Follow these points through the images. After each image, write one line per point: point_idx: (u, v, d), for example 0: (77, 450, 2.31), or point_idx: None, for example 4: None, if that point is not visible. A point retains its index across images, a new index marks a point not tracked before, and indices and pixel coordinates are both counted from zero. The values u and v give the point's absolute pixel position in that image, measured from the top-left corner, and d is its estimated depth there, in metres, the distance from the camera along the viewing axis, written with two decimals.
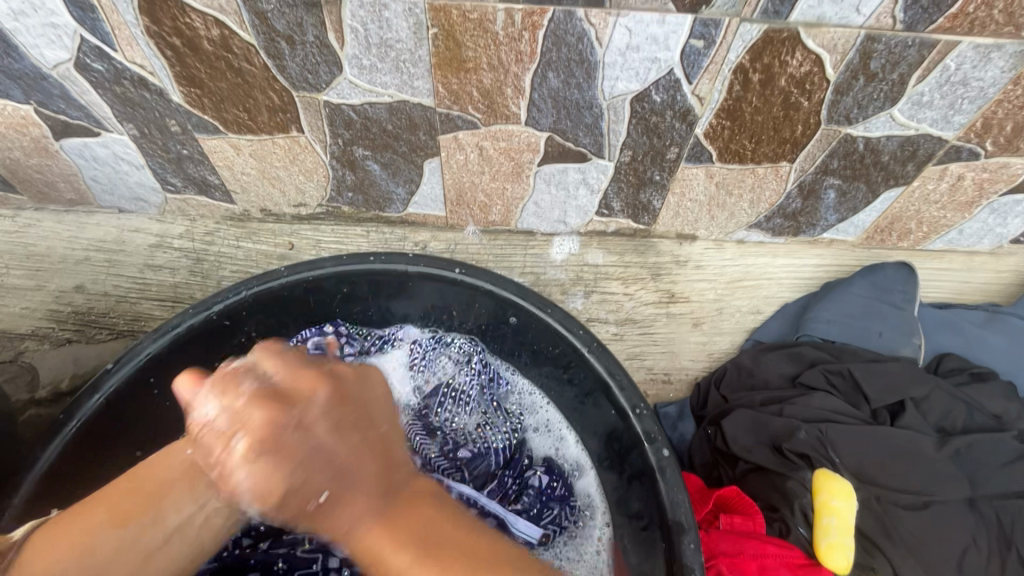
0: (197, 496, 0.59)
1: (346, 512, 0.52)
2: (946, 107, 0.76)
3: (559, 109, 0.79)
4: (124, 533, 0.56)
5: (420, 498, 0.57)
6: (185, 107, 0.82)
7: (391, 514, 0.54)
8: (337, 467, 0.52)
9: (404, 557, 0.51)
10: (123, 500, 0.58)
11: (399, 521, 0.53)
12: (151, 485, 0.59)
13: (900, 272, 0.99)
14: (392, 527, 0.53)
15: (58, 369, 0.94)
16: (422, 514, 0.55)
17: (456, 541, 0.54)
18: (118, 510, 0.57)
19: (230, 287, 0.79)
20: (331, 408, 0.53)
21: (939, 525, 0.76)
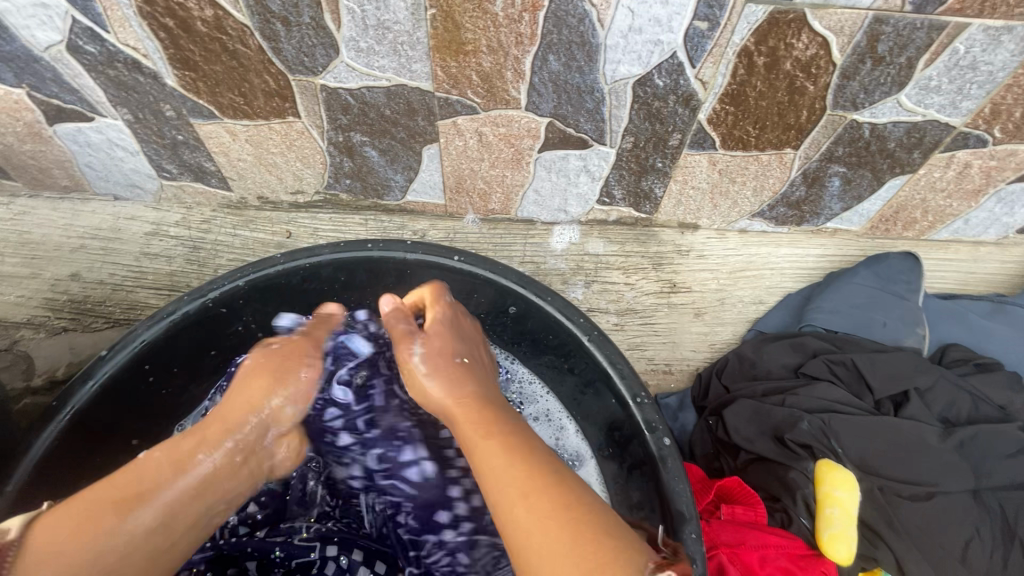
0: (196, 493, 0.56)
1: (459, 380, 0.62)
2: (954, 92, 0.74)
3: (560, 93, 0.78)
4: (132, 522, 0.51)
5: (503, 411, 0.59)
6: (179, 91, 0.80)
7: (475, 408, 0.58)
8: (456, 363, 0.64)
9: (495, 447, 0.53)
10: (122, 495, 0.52)
11: (499, 410, 0.58)
12: (141, 486, 0.53)
13: (904, 262, 0.97)
14: (488, 428, 0.55)
15: (53, 358, 0.92)
16: (506, 422, 0.57)
17: (529, 466, 0.51)
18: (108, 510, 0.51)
19: (226, 274, 0.78)
20: (449, 331, 0.68)
21: (943, 516, 0.76)
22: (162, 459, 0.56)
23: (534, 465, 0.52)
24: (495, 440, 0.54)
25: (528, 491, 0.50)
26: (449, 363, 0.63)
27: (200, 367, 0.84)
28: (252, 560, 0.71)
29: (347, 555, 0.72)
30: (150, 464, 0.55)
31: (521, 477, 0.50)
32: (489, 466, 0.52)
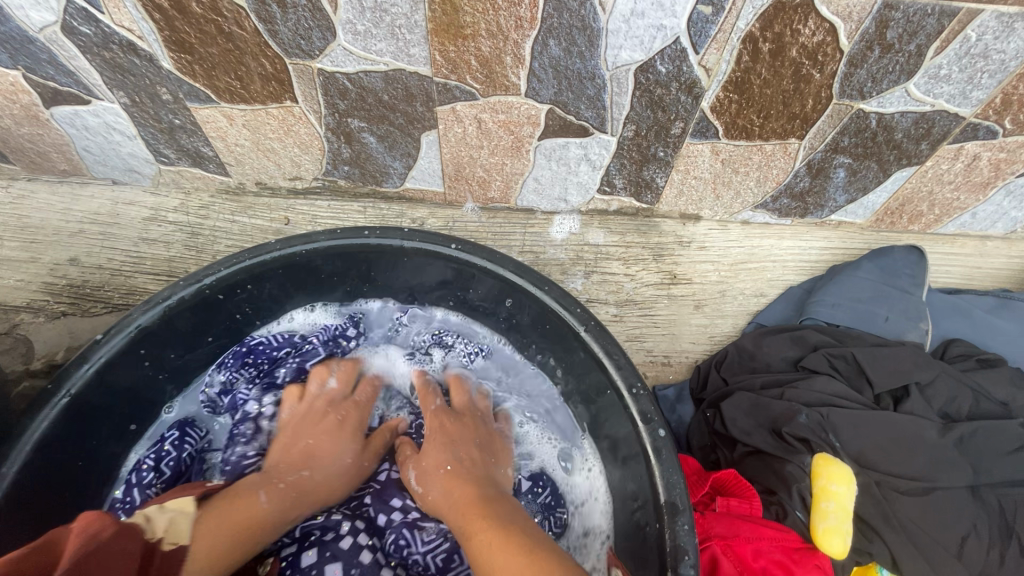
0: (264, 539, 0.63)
1: (451, 485, 0.67)
2: (964, 81, 0.73)
3: (560, 80, 0.76)
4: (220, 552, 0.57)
5: (498, 501, 0.64)
6: (176, 74, 0.80)
7: (470, 495, 0.65)
8: (447, 467, 0.70)
9: (475, 534, 0.58)
10: (237, 531, 0.60)
11: (490, 500, 0.64)
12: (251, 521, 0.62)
13: (909, 255, 0.96)
14: (474, 505, 0.63)
15: (53, 342, 0.94)
16: (496, 508, 0.62)
17: (517, 538, 0.56)
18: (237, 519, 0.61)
19: (222, 259, 0.77)
20: (444, 424, 0.78)
21: (940, 511, 0.75)
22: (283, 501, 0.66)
23: (528, 535, 0.57)
24: (476, 524, 0.59)
25: (503, 549, 0.55)
26: (444, 472, 0.70)
27: (198, 351, 0.84)
28: None
29: (350, 523, 0.70)
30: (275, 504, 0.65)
31: (510, 548, 0.55)
32: (474, 552, 0.57)
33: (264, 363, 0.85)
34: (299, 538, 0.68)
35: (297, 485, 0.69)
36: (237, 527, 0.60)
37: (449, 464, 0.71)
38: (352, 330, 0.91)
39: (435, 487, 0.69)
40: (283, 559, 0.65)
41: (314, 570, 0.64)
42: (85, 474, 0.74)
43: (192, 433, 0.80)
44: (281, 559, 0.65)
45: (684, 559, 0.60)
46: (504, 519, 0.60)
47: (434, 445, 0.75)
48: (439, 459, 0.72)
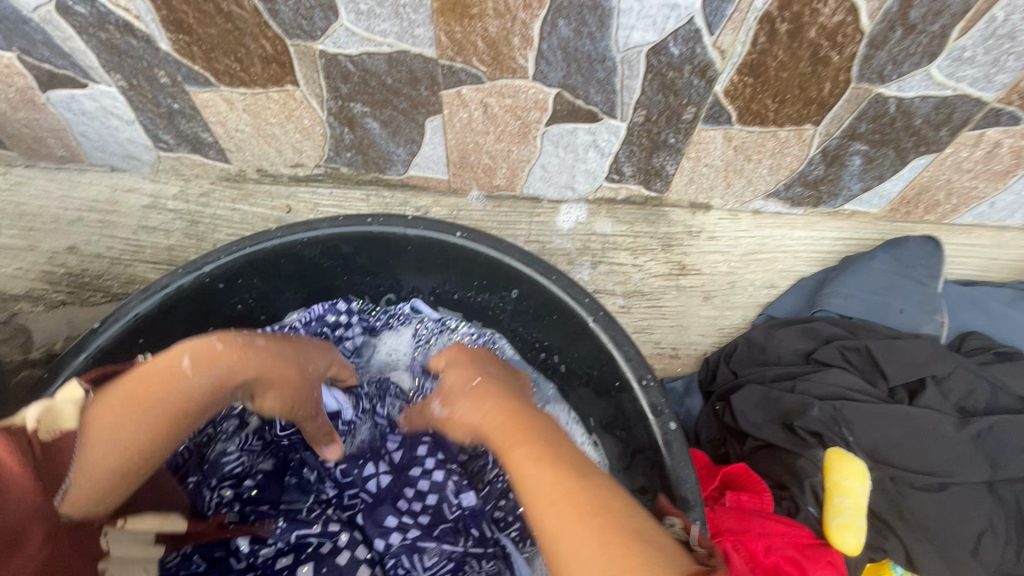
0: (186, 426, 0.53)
1: (487, 411, 0.56)
2: (989, 64, 0.70)
3: (570, 62, 0.74)
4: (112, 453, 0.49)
5: (539, 428, 0.52)
6: (174, 56, 0.77)
7: (508, 419, 0.54)
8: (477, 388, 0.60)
9: (525, 467, 0.48)
10: (128, 408, 0.49)
11: (526, 425, 0.53)
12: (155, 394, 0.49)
13: (925, 246, 0.94)
14: (515, 431, 0.52)
15: (52, 331, 0.92)
16: (540, 440, 0.50)
17: (567, 476, 0.46)
18: (126, 408, 0.49)
19: (222, 246, 0.76)
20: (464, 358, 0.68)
21: (957, 507, 0.73)
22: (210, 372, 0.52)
23: (587, 474, 0.47)
24: (528, 462, 0.48)
25: (564, 500, 0.44)
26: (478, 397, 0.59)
27: None
28: (242, 537, 0.68)
29: (346, 534, 0.71)
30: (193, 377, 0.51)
31: (565, 498, 0.44)
32: (530, 489, 0.46)
33: None
34: (295, 550, 0.69)
35: (246, 359, 0.54)
36: (141, 405, 0.49)
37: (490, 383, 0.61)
38: (343, 308, 0.90)
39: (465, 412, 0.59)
40: (280, 574, 0.67)
41: None
42: None
43: None
44: (278, 573, 0.67)
45: None
46: (561, 450, 0.49)
47: (457, 376, 0.64)
48: (469, 385, 0.62)
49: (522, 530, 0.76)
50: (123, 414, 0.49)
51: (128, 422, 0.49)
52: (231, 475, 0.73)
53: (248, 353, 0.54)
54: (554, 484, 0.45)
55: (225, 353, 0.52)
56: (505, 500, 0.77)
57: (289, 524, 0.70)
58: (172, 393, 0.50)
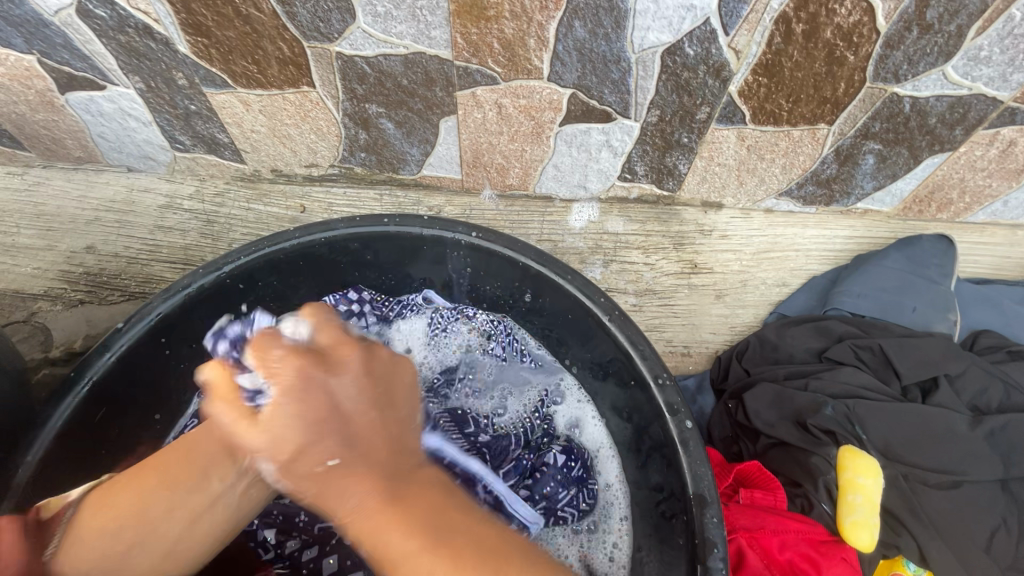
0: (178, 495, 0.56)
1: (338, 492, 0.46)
2: (1005, 63, 0.70)
3: (584, 63, 0.74)
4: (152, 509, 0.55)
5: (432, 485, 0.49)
6: (192, 58, 0.78)
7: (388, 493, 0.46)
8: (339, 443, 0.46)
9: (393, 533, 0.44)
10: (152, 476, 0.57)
11: (404, 500, 0.45)
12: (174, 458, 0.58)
13: (938, 244, 0.94)
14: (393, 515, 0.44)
15: (72, 330, 0.94)
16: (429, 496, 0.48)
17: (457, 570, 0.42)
18: (167, 476, 0.57)
19: (241, 247, 0.77)
20: (314, 381, 0.47)
21: (969, 504, 0.74)
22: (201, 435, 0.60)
23: (456, 533, 0.45)
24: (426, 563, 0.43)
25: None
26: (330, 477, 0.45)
27: None
28: (269, 529, 0.70)
29: None
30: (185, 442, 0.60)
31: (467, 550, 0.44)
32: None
33: None
34: (320, 541, 0.69)
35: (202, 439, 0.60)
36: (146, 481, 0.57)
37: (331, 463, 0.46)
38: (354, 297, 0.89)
39: (340, 494, 0.45)
40: (306, 564, 0.67)
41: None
42: (106, 465, 0.74)
43: None
44: (304, 565, 0.67)
45: (712, 551, 0.59)
46: (426, 517, 0.45)
47: (284, 414, 0.46)
48: (314, 444, 0.46)
49: (547, 508, 0.76)
50: (160, 482, 0.57)
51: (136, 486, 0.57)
52: None
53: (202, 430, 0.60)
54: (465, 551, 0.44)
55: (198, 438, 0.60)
56: (530, 479, 0.78)
57: (311, 516, 0.70)
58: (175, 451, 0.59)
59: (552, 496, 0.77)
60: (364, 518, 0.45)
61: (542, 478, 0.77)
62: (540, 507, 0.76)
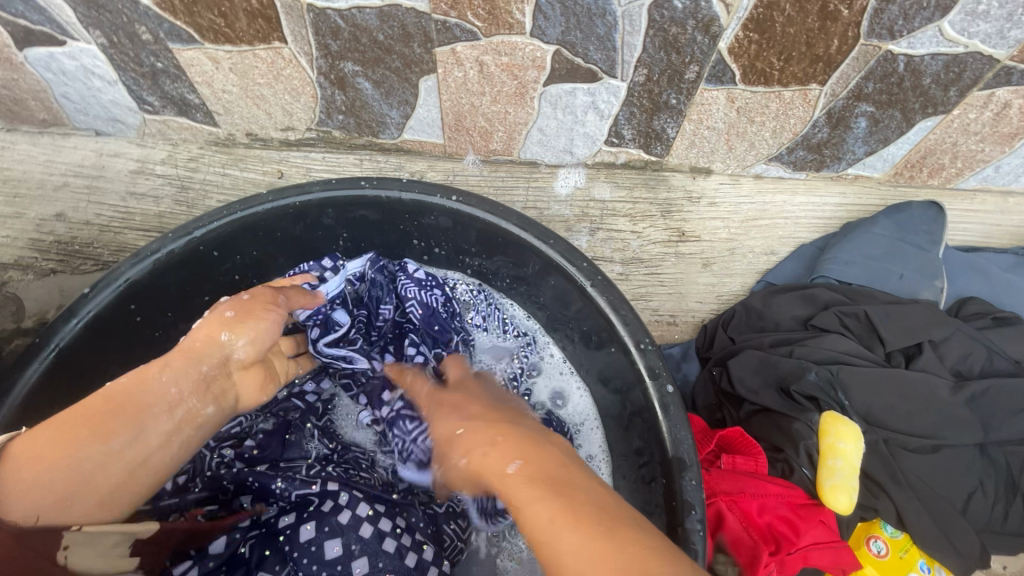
0: (138, 429, 0.54)
1: (500, 455, 0.51)
2: (1004, 18, 0.67)
3: (568, 17, 0.71)
4: (111, 443, 0.52)
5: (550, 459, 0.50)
6: (155, 10, 0.74)
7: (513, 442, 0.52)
8: (461, 439, 0.57)
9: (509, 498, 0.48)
10: (94, 416, 0.53)
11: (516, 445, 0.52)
12: (135, 399, 0.55)
13: (927, 211, 0.93)
14: (532, 481, 0.47)
15: (45, 301, 0.91)
16: (535, 501, 0.45)
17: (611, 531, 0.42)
18: (100, 423, 0.53)
19: (212, 211, 0.74)
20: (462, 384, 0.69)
21: (948, 468, 0.76)
22: (141, 378, 0.57)
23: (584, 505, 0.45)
24: (531, 508, 0.45)
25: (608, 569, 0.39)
26: (501, 466, 0.50)
27: (193, 309, 0.82)
28: (246, 495, 0.71)
29: (347, 493, 0.69)
30: (128, 384, 0.56)
31: (575, 547, 0.41)
32: (551, 543, 0.43)
33: None
34: (299, 508, 0.69)
35: (189, 367, 0.59)
36: (119, 411, 0.54)
37: (461, 462, 0.55)
38: (327, 263, 0.85)
39: (493, 465, 0.51)
40: (284, 530, 0.67)
41: (314, 544, 0.66)
42: None
43: None
44: (282, 531, 0.67)
45: (690, 513, 0.59)
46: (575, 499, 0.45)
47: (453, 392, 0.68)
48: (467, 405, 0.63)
49: None
50: (89, 432, 0.52)
51: (83, 428, 0.52)
52: (232, 436, 0.75)
53: (146, 370, 0.57)
54: (575, 541, 0.42)
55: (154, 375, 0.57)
56: None
57: (288, 483, 0.69)
58: (114, 400, 0.54)
59: None
60: (488, 454, 0.52)
61: None
62: None
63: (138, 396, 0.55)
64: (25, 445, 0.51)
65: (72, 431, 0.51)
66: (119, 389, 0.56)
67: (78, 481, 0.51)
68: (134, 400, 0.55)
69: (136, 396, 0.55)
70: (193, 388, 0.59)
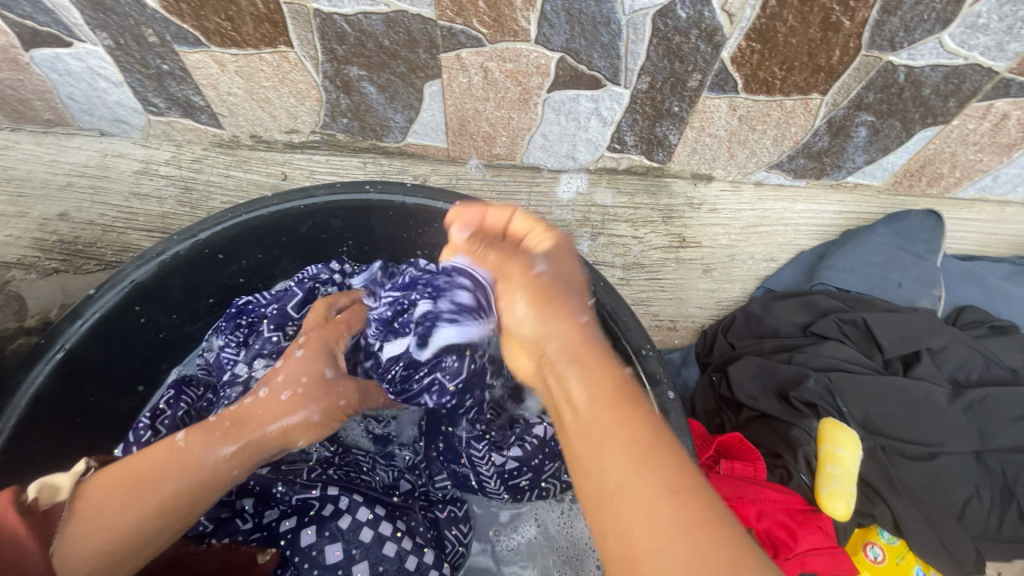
0: (188, 482, 0.51)
1: (586, 368, 0.45)
2: (1003, 31, 0.68)
3: (573, 25, 0.72)
4: (162, 494, 0.49)
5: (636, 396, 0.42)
6: (163, 13, 0.74)
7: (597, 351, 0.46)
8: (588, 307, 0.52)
9: (603, 383, 0.43)
10: (145, 469, 0.50)
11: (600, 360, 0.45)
12: (188, 456, 0.52)
13: (926, 220, 0.94)
14: (616, 416, 0.40)
15: (47, 300, 0.90)
16: (640, 423, 0.40)
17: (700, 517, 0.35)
18: (150, 474, 0.50)
19: (218, 213, 0.74)
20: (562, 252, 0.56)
21: (945, 475, 0.76)
22: (205, 444, 0.54)
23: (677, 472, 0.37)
24: (614, 431, 0.39)
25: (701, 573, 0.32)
26: (593, 366, 0.45)
27: (197, 310, 0.82)
28: (247, 497, 0.70)
29: (347, 497, 0.70)
30: (190, 447, 0.53)
31: (669, 513, 0.35)
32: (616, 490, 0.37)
33: (253, 322, 0.80)
34: (299, 512, 0.69)
35: (236, 429, 0.57)
36: (172, 466, 0.51)
37: (582, 320, 0.49)
38: (336, 266, 0.85)
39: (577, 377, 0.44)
40: (284, 535, 0.68)
41: (315, 549, 0.66)
42: (83, 433, 0.73)
43: (189, 391, 0.76)
44: (283, 535, 0.68)
45: None
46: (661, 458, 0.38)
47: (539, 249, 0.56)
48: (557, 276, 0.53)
49: (533, 479, 0.76)
50: (134, 483, 0.49)
51: (154, 480, 0.50)
52: None
53: (201, 428, 0.55)
54: (676, 504, 0.35)
55: (212, 432, 0.55)
56: (517, 449, 0.75)
57: (288, 487, 0.69)
58: (175, 467, 0.51)
59: (539, 468, 0.76)
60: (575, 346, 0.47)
61: (529, 451, 0.75)
62: (527, 478, 0.76)
63: (195, 467, 0.52)
64: (89, 491, 0.47)
65: (129, 479, 0.49)
66: (178, 445, 0.53)
67: (133, 535, 0.47)
68: (184, 459, 0.52)
69: (191, 456, 0.52)
70: (236, 453, 0.55)
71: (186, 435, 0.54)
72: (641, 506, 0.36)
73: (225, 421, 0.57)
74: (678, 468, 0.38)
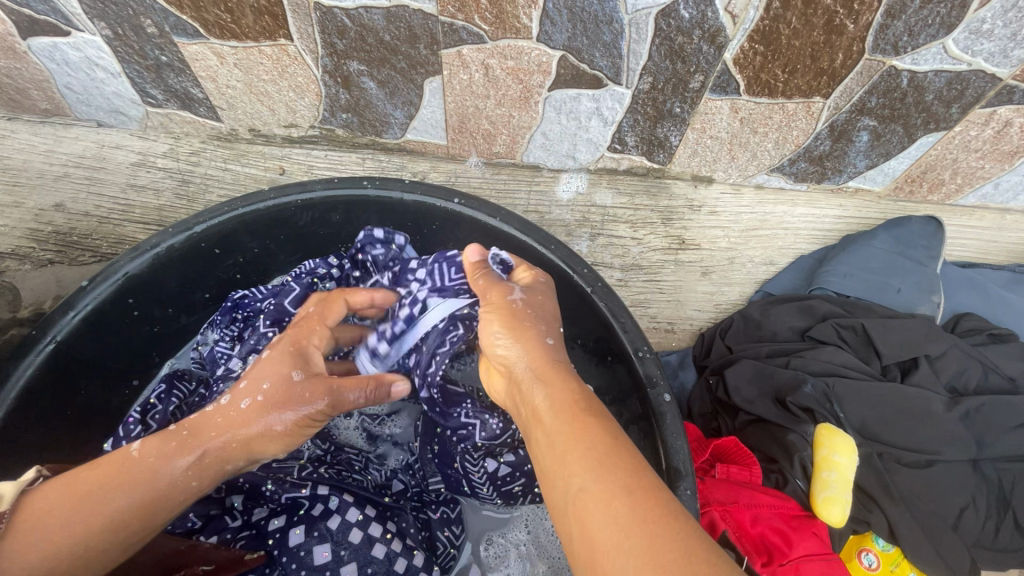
0: (137, 493, 0.50)
1: (550, 388, 0.51)
2: (1008, 37, 0.68)
3: (575, 23, 0.71)
4: (110, 507, 0.48)
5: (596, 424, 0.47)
6: (161, 4, 0.74)
7: (560, 373, 0.52)
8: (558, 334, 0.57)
9: (556, 397, 0.50)
10: (95, 483, 0.49)
11: (559, 382, 0.51)
12: (137, 468, 0.51)
13: (926, 226, 0.94)
14: (576, 437, 0.46)
15: (41, 290, 0.90)
16: (599, 441, 0.45)
17: (659, 519, 0.40)
18: (97, 488, 0.49)
19: (216, 205, 0.73)
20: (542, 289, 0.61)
21: (944, 484, 0.75)
22: (159, 455, 0.52)
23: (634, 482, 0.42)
24: (579, 448, 0.45)
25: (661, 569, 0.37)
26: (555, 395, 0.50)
27: (192, 303, 0.81)
28: (237, 495, 0.70)
29: (337, 497, 0.69)
30: (144, 459, 0.51)
31: (630, 518, 0.40)
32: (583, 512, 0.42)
33: (249, 317, 0.79)
34: (288, 511, 0.69)
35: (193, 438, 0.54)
36: (121, 481, 0.50)
37: (549, 341, 0.55)
38: (333, 260, 0.83)
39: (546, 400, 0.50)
40: (273, 534, 0.67)
41: (303, 550, 0.66)
42: (75, 426, 0.72)
43: (181, 386, 0.76)
44: (271, 534, 0.67)
45: None
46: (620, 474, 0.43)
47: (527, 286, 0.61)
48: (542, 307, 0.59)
49: (526, 484, 0.75)
50: (83, 498, 0.48)
51: (99, 494, 0.49)
52: None
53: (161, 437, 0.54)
54: (629, 503, 0.41)
55: (168, 443, 0.53)
56: (511, 455, 0.74)
57: (279, 486, 0.69)
58: (128, 478, 0.50)
59: (532, 474, 0.75)
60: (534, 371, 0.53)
61: (523, 456, 0.74)
62: (520, 483, 0.75)
63: (148, 480, 0.51)
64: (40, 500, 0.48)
65: (77, 493, 0.49)
66: (133, 457, 0.52)
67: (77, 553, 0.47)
68: (133, 472, 0.51)
69: (146, 467, 0.51)
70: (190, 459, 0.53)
71: (142, 446, 0.53)
72: (601, 516, 0.41)
73: (183, 431, 0.54)
74: (633, 471, 0.43)
